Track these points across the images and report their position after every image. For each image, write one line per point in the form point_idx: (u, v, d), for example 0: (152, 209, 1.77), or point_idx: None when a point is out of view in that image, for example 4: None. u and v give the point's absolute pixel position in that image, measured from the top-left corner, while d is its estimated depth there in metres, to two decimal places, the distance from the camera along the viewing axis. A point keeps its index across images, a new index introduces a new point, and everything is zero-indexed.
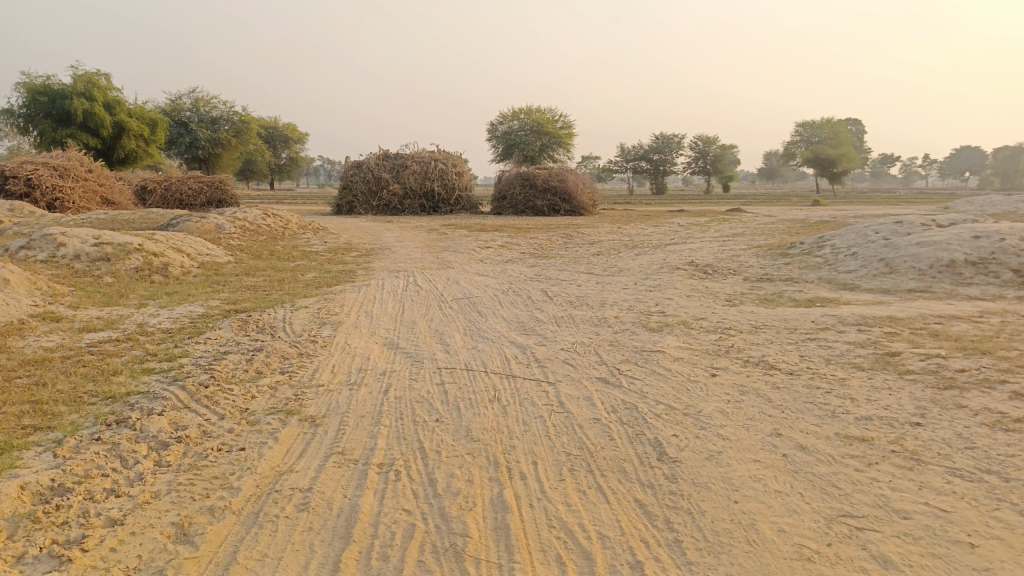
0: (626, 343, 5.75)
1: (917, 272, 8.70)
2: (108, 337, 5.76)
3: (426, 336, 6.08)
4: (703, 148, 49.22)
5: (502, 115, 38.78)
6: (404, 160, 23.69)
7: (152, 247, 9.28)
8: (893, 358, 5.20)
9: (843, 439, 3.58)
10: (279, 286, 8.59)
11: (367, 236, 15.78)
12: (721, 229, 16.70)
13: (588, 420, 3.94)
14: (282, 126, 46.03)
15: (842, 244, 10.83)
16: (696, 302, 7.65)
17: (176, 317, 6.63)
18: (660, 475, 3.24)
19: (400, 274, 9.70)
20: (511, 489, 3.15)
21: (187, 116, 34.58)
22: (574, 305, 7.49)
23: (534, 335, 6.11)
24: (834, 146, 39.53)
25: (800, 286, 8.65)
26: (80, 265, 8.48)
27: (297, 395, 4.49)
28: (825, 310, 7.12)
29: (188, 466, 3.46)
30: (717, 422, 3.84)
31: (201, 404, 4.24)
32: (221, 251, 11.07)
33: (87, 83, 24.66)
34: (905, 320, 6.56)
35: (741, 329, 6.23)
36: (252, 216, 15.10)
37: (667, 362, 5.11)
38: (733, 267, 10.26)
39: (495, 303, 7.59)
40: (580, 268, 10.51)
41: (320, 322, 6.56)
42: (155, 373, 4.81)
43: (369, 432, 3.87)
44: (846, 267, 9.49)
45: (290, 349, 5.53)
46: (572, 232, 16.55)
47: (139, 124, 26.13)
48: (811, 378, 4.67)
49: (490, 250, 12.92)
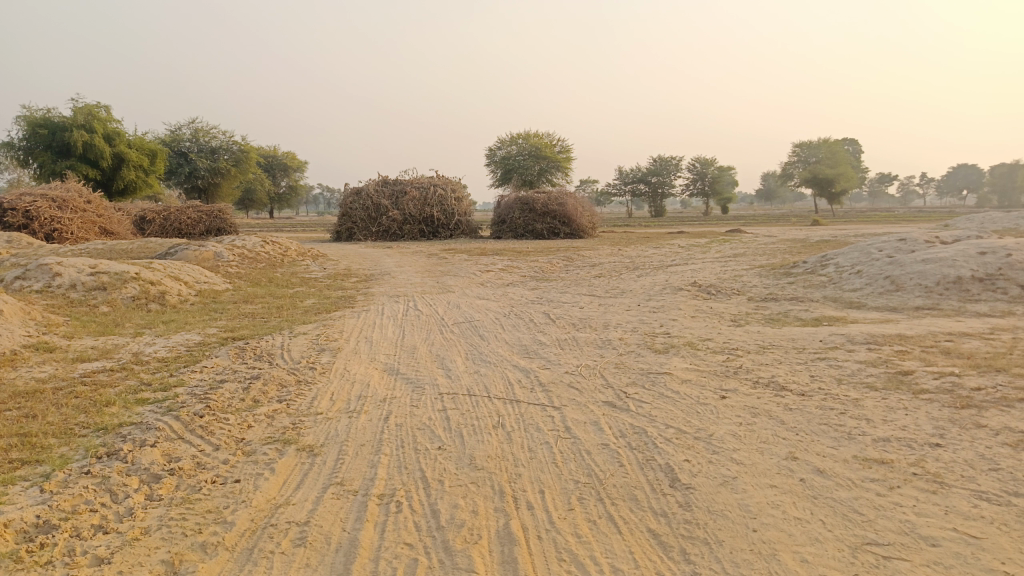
0: (632, 365, 5.62)
1: (924, 289, 8.59)
2: (102, 367, 5.63)
3: (427, 361, 5.96)
4: (701, 170, 49.38)
5: (499, 141, 38.92)
6: (403, 185, 23.71)
7: (149, 276, 9.18)
8: (906, 376, 5.07)
9: (861, 462, 3.44)
10: (277, 312, 8.49)
11: (367, 262, 15.71)
12: (721, 250, 16.64)
13: (596, 446, 3.80)
14: (282, 154, 46.27)
15: (845, 262, 10.74)
16: (700, 323, 7.53)
17: (172, 345, 6.51)
18: (673, 503, 3.10)
19: (400, 299, 9.59)
20: (518, 519, 3.01)
21: (187, 146, 34.74)
22: (577, 327, 7.37)
23: (538, 358, 5.98)
24: (831, 167, 39.59)
25: (806, 305, 8.54)
26: (76, 294, 8.38)
27: (295, 424, 4.35)
28: (832, 329, 7.00)
29: (181, 500, 3.32)
30: (729, 445, 3.71)
31: (195, 435, 4.10)
32: (219, 278, 10.98)
33: (87, 114, 24.78)
34: (915, 338, 6.44)
35: (748, 349, 6.10)
36: (251, 244, 15.05)
37: (674, 384, 4.97)
38: (736, 287, 10.15)
39: (497, 327, 7.47)
40: (581, 291, 10.40)
41: (318, 348, 6.44)
42: (149, 403, 4.68)
43: (369, 462, 3.73)
44: (852, 286, 9.38)
45: (288, 376, 5.40)
46: (573, 255, 16.47)
47: (139, 155, 26.21)
48: (824, 399, 4.54)
49: (491, 273, 12.83)
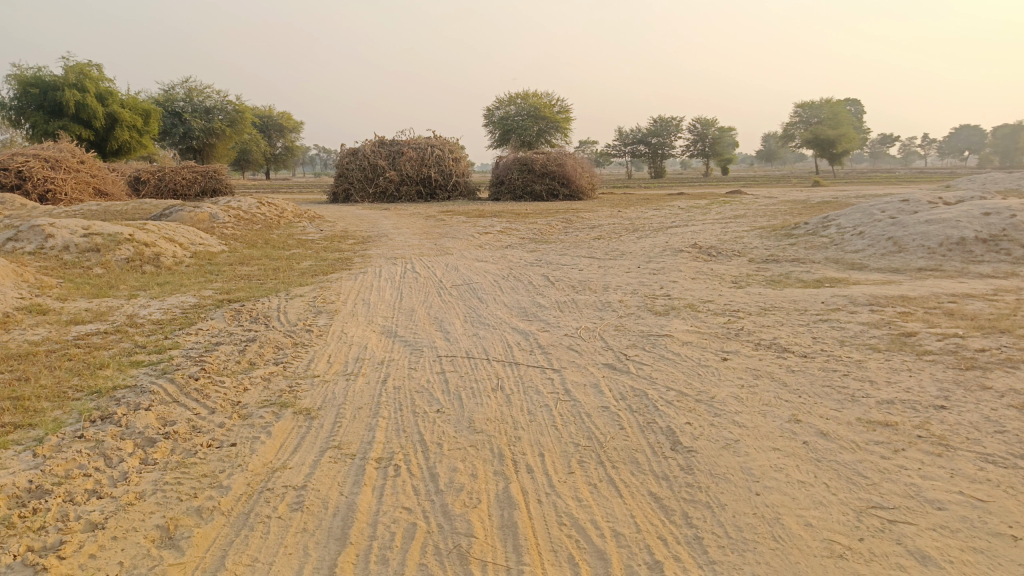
0: (632, 327, 5.56)
1: (926, 251, 8.50)
2: (96, 330, 5.56)
3: (425, 324, 5.90)
4: (702, 130, 48.85)
5: (497, 100, 38.37)
6: (401, 146, 23.42)
7: (143, 237, 9.06)
8: (909, 338, 5.01)
9: (865, 425, 3.40)
10: (273, 274, 8.40)
11: (364, 223, 15.57)
12: (721, 211, 16.48)
13: (596, 409, 3.75)
14: (277, 115, 45.67)
15: (847, 223, 10.63)
16: (701, 285, 7.46)
17: (166, 308, 6.43)
18: (675, 467, 3.06)
19: (397, 261, 9.49)
20: (518, 483, 2.97)
21: (180, 106, 34.24)
22: (577, 289, 7.29)
23: (536, 321, 5.91)
24: (833, 127, 39.06)
25: (807, 266, 8.46)
26: (69, 256, 8.27)
27: (292, 387, 4.30)
28: (834, 290, 6.92)
29: (176, 464, 3.28)
30: (732, 408, 3.66)
31: (190, 398, 4.05)
32: (214, 240, 10.86)
33: (79, 73, 24.33)
34: (918, 299, 6.36)
35: (749, 311, 6.03)
36: (247, 205, 14.88)
37: (676, 346, 4.92)
38: (737, 249, 10.05)
39: (495, 289, 7.39)
40: (580, 253, 10.30)
41: (315, 310, 6.36)
42: (144, 366, 4.62)
43: (366, 425, 3.69)
44: (853, 247, 9.28)
45: (285, 339, 5.34)
46: (571, 216, 16.31)
47: (132, 115, 25.82)
48: (826, 361, 4.48)
49: (489, 235, 12.70)
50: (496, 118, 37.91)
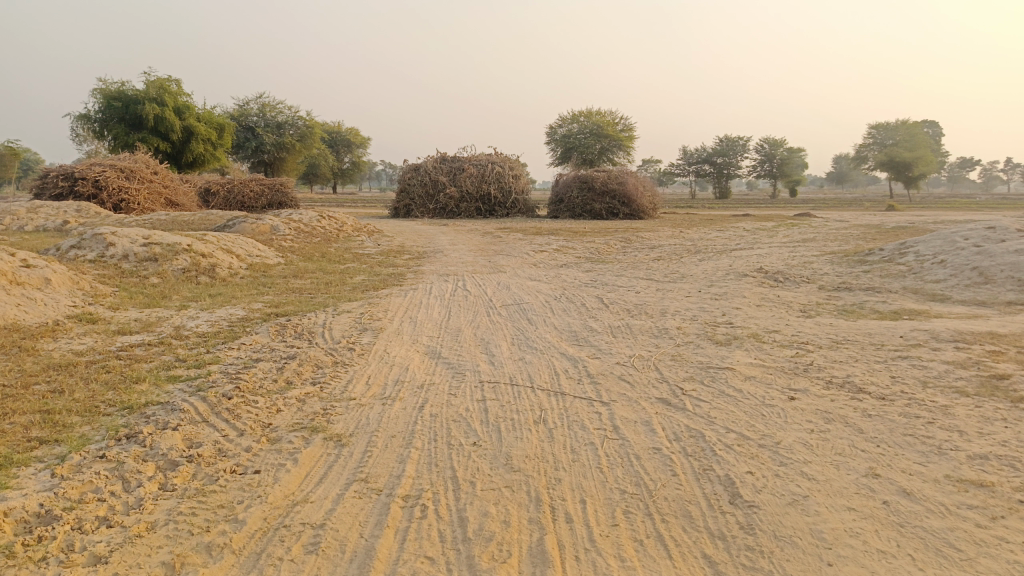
0: (690, 358, 5.19)
1: (1016, 283, 7.84)
2: (141, 341, 5.51)
3: (470, 345, 5.66)
4: (769, 151, 47.74)
5: (560, 118, 38.25)
6: (462, 162, 23.43)
7: (201, 248, 9.13)
8: (1002, 382, 4.49)
9: (956, 484, 2.97)
10: (325, 288, 8.32)
11: (422, 239, 15.52)
12: (789, 234, 15.84)
13: (647, 450, 3.42)
14: (346, 130, 46.66)
15: (927, 251, 9.98)
16: (766, 313, 7.01)
17: (214, 320, 6.37)
18: (733, 525, 2.71)
19: (450, 278, 9.33)
20: (555, 535, 2.68)
21: (253, 120, 35.26)
22: (632, 313, 6.95)
23: (587, 347, 5.60)
24: (909, 149, 37.59)
25: (883, 296, 7.90)
26: (128, 265, 8.37)
27: (326, 410, 4.10)
28: (914, 324, 6.39)
29: (193, 492, 3.10)
30: (800, 457, 3.28)
31: (220, 419, 3.89)
32: (272, 252, 10.90)
33: (159, 88, 25.28)
34: (1009, 337, 5.80)
35: (819, 345, 5.58)
36: (308, 218, 15.02)
37: (737, 381, 4.52)
38: (806, 275, 9.52)
39: (547, 311, 7.11)
40: (638, 275, 9.93)
41: (360, 328, 6.19)
42: (180, 381, 4.50)
43: (398, 456, 3.45)
44: (934, 277, 8.67)
45: (325, 357, 5.16)
46: (632, 236, 15.93)
47: (207, 129, 26.67)
48: (908, 405, 4.04)
49: (545, 254, 12.44)
50: (559, 136, 37.79)
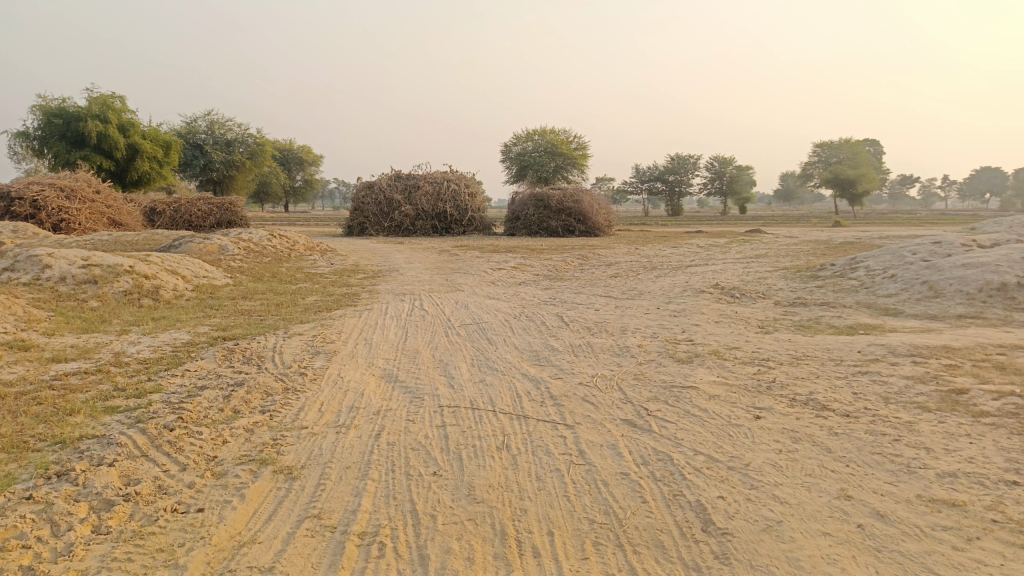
0: (653, 376, 5.10)
1: (965, 296, 8.00)
2: (77, 369, 5.19)
3: (428, 367, 5.49)
4: (719, 169, 48.65)
5: (515, 137, 38.38)
6: (416, 180, 23.23)
7: (144, 269, 8.76)
8: (961, 397, 4.51)
9: (928, 504, 2.91)
10: (275, 310, 8.04)
11: (377, 258, 15.27)
12: (742, 250, 16.04)
13: (615, 476, 3.29)
14: (298, 148, 46.03)
15: (876, 265, 10.16)
16: (725, 329, 6.98)
17: (156, 345, 6.06)
18: (707, 555, 2.60)
19: (406, 297, 9.13)
20: (522, 572, 2.52)
21: (202, 138, 34.51)
22: (593, 332, 6.85)
23: (549, 367, 5.47)
24: (853, 167, 38.71)
25: (838, 311, 7.98)
26: (64, 288, 7.95)
27: (276, 440, 3.88)
28: (870, 338, 6.44)
29: (129, 534, 2.86)
30: (771, 479, 3.19)
31: (161, 452, 3.64)
32: (220, 273, 10.55)
33: (103, 105, 24.58)
34: (963, 350, 5.87)
35: (780, 361, 5.55)
36: (258, 237, 14.63)
37: (701, 400, 4.45)
38: (762, 291, 9.59)
39: (506, 330, 6.97)
40: (597, 292, 9.87)
41: (312, 351, 5.96)
42: (118, 412, 4.22)
43: (353, 489, 3.25)
44: (886, 291, 8.80)
45: (275, 383, 4.92)
46: (588, 253, 15.94)
47: (154, 147, 25.97)
48: (873, 423, 4.00)
49: (503, 272, 12.32)
50: (514, 154, 37.89)
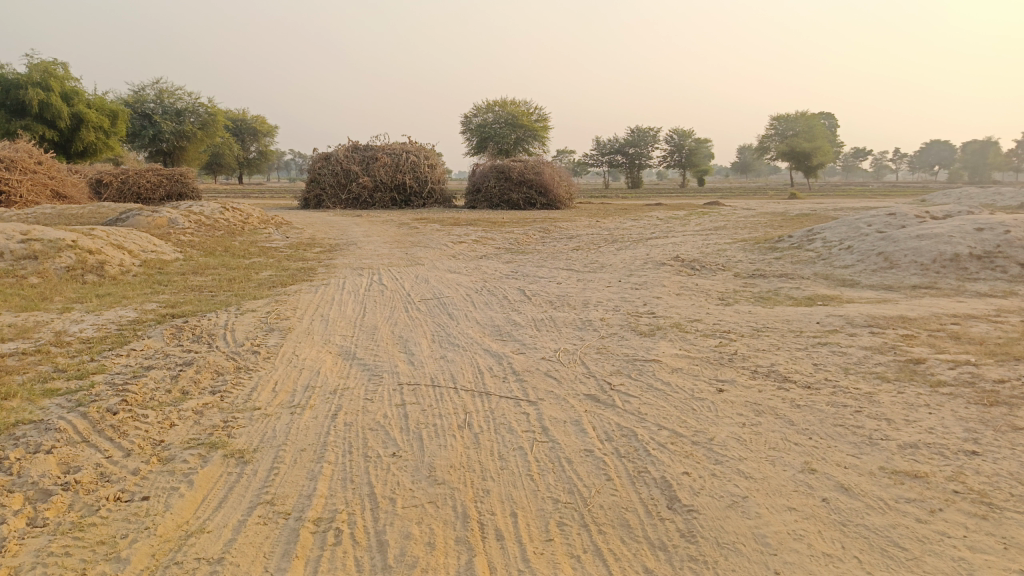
0: (616, 350, 5.05)
1: (919, 267, 8.12)
2: (13, 349, 4.91)
3: (387, 343, 5.35)
4: (678, 141, 48.85)
5: (474, 108, 37.91)
6: (375, 151, 22.78)
7: (88, 244, 8.40)
8: (919, 366, 4.55)
9: (891, 476, 2.91)
10: (228, 285, 7.78)
11: (334, 231, 14.94)
12: (701, 223, 16.12)
13: (579, 453, 3.23)
14: (251, 118, 44.78)
15: (833, 237, 10.27)
16: (686, 302, 6.97)
17: (101, 324, 5.79)
18: (673, 533, 2.55)
19: (364, 272, 8.93)
20: (485, 556, 2.44)
21: (150, 108, 33.30)
22: (555, 305, 6.78)
23: (511, 342, 5.38)
24: (808, 140, 39.20)
25: (797, 282, 8.04)
26: (3, 264, 7.57)
27: (227, 423, 3.72)
28: (828, 309, 6.49)
29: (68, 526, 2.70)
30: (735, 453, 3.16)
31: (104, 437, 3.45)
32: (169, 247, 10.18)
33: (44, 73, 23.50)
34: (919, 320, 5.95)
35: (741, 333, 5.55)
36: (210, 210, 14.19)
37: (664, 374, 4.41)
38: (721, 263, 9.62)
39: (467, 305, 6.85)
40: (558, 265, 9.80)
41: (266, 328, 5.77)
42: (58, 395, 4.00)
43: (308, 473, 3.13)
44: (842, 262, 8.90)
45: (227, 362, 4.74)
46: (549, 226, 15.85)
47: (99, 116, 24.94)
48: (834, 394, 4.00)
49: (464, 245, 12.16)
50: (474, 125, 37.44)
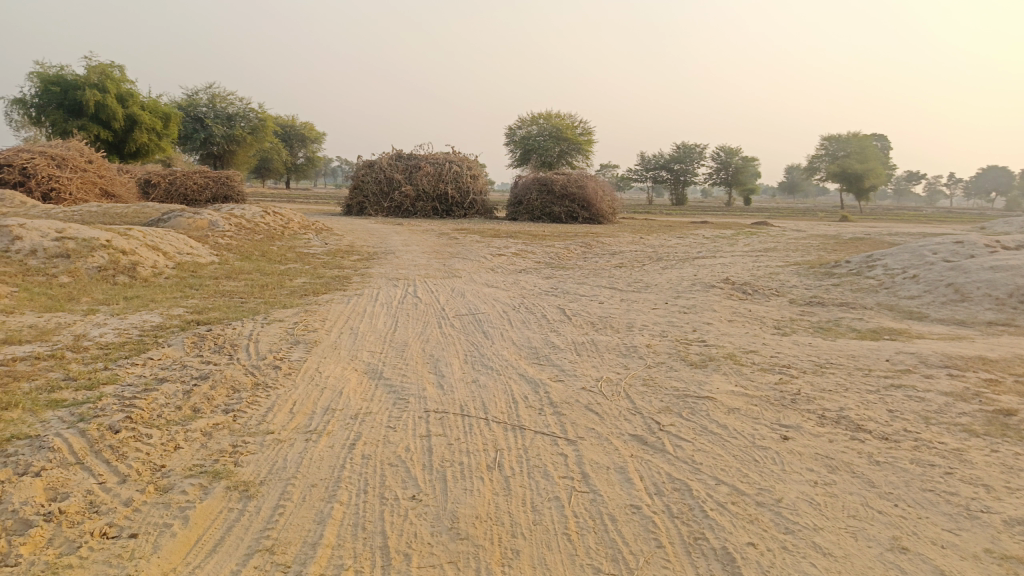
0: (664, 383, 4.60)
1: (994, 301, 7.50)
2: (27, 353, 4.68)
3: (417, 363, 4.99)
4: (726, 159, 47.96)
5: (520, 120, 37.70)
6: (418, 160, 22.62)
7: (123, 244, 8.24)
8: (1010, 419, 4.01)
9: (1002, 564, 2.42)
10: (258, 292, 7.53)
11: (373, 239, 14.71)
12: (750, 243, 15.52)
13: (624, 510, 2.80)
14: (300, 124, 45.27)
15: (895, 265, 9.65)
16: (739, 330, 6.46)
17: (122, 329, 5.55)
18: None
19: (399, 282, 8.63)
20: None
21: (203, 111, 33.76)
22: (597, 328, 6.35)
23: (549, 367, 4.98)
24: (861, 162, 38.01)
25: (859, 313, 7.48)
26: (34, 262, 7.44)
27: (235, 448, 3.39)
28: (897, 345, 5.94)
29: (41, 568, 2.37)
30: (808, 521, 2.70)
31: (100, 460, 3.14)
32: (205, 250, 10.03)
33: (101, 74, 23.91)
34: (1002, 363, 5.37)
35: (803, 369, 5.05)
36: (250, 214, 14.08)
37: (719, 415, 3.95)
38: (774, 287, 9.08)
39: (503, 323, 6.46)
40: (601, 283, 9.36)
41: (291, 340, 5.46)
42: (62, 407, 3.72)
43: (317, 516, 2.76)
44: (908, 293, 8.30)
45: (245, 377, 4.43)
46: (591, 241, 15.41)
47: (152, 118, 25.29)
48: (916, 449, 3.50)
49: (503, 258, 11.81)
50: (519, 137, 37.22)
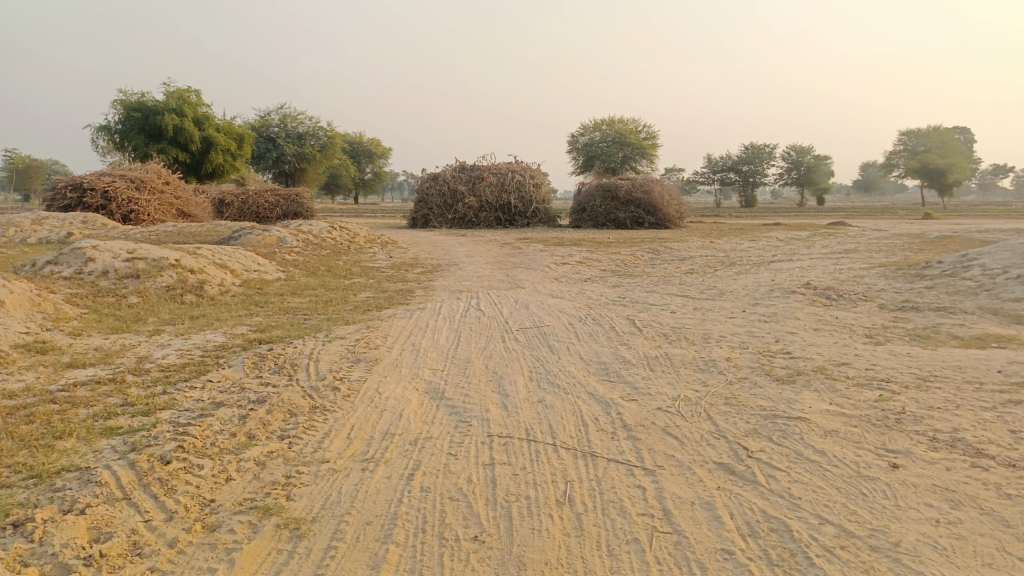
0: (748, 401, 4.20)
1: None
2: (90, 377, 4.63)
3: (480, 381, 4.73)
4: (797, 158, 46.38)
5: (582, 126, 37.34)
6: (481, 171, 22.53)
7: (191, 263, 8.31)
8: None
9: None
10: (322, 308, 7.44)
11: (437, 251, 14.63)
12: (828, 245, 14.74)
13: (714, 555, 2.46)
14: (366, 140, 46.06)
15: (995, 264, 8.89)
16: (827, 340, 5.97)
17: (185, 349, 5.50)
18: None
19: (462, 295, 8.43)
20: None
21: (274, 131, 34.65)
22: (671, 340, 5.97)
23: (620, 384, 4.64)
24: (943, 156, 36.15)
25: (960, 318, 6.85)
26: (106, 282, 7.55)
27: (288, 480, 3.19)
28: (1009, 354, 5.36)
29: None
30: (936, 571, 2.30)
31: (148, 495, 2.99)
32: (272, 266, 10.09)
33: (178, 99, 24.78)
34: None
35: (904, 383, 4.56)
36: (317, 229, 14.19)
37: (815, 438, 3.54)
38: (860, 292, 8.48)
39: (570, 336, 6.14)
40: (672, 291, 8.93)
41: (351, 359, 5.28)
42: (116, 435, 3.61)
43: (370, 560, 2.52)
44: (1012, 295, 7.59)
45: (302, 400, 4.25)
46: (659, 247, 14.95)
47: (226, 139, 26.07)
48: None
49: (569, 267, 11.51)
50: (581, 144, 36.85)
